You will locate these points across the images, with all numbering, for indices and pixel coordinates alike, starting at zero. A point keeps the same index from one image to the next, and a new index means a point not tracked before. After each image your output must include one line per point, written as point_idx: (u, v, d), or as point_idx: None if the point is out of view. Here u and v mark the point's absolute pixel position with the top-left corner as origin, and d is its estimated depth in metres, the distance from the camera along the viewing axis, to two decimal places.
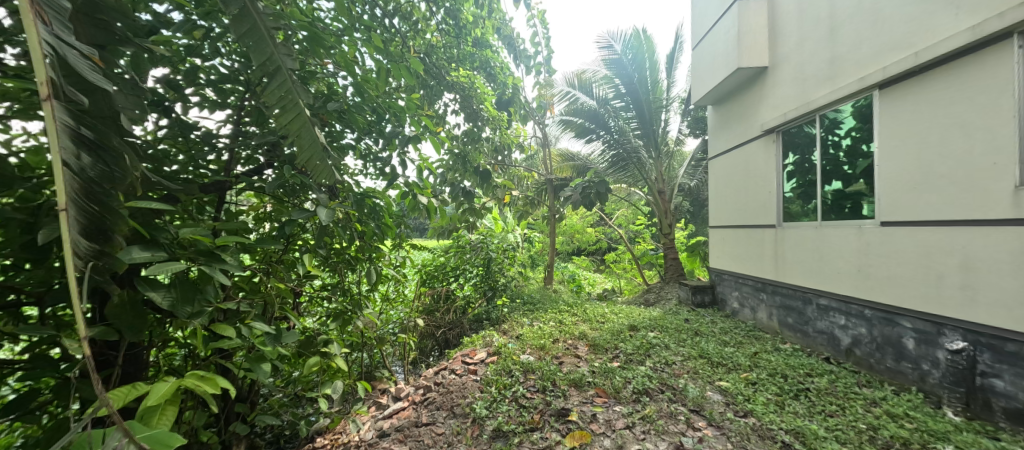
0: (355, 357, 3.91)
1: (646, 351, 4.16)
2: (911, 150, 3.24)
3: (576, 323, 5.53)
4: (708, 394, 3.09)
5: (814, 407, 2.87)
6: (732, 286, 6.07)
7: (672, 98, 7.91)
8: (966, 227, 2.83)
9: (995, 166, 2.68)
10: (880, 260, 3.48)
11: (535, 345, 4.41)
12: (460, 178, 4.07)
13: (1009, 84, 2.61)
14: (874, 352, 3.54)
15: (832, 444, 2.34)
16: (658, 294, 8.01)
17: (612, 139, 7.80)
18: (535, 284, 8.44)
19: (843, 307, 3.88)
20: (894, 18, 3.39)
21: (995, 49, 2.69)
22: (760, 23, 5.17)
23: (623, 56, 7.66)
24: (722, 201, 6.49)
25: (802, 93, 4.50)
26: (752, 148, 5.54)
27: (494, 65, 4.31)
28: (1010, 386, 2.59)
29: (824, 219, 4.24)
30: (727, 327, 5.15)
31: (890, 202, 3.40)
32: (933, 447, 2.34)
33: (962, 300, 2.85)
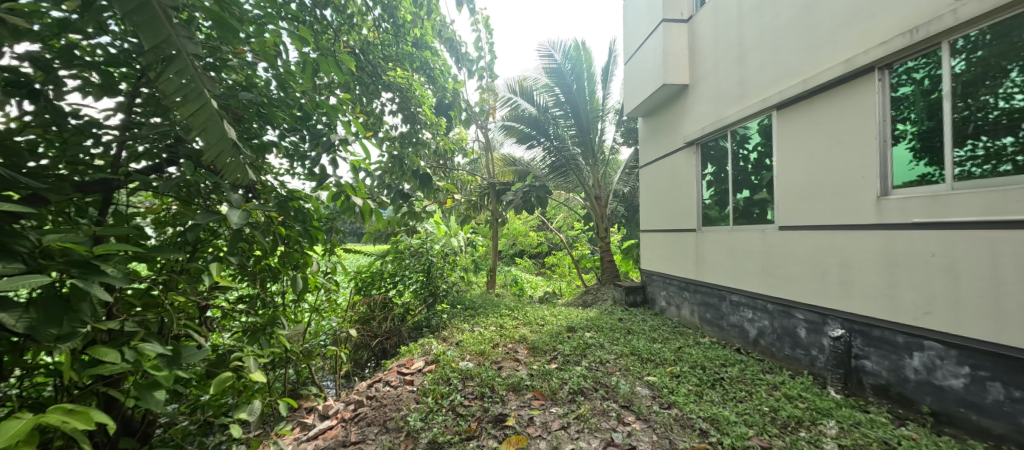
0: (278, 374, 3.58)
1: (582, 352, 4.32)
2: (803, 163, 3.72)
3: (517, 327, 5.59)
4: (637, 389, 3.27)
5: (727, 394, 3.16)
6: (660, 285, 6.52)
7: (607, 110, 8.35)
8: (844, 231, 3.30)
9: (862, 178, 3.15)
10: (780, 260, 3.95)
11: (476, 351, 4.37)
12: (398, 181, 3.93)
13: (872, 110, 3.09)
14: (776, 341, 3.99)
15: (742, 428, 2.58)
16: (595, 295, 8.36)
17: (552, 145, 8.07)
18: (476, 288, 8.38)
19: (751, 302, 4.33)
20: (789, 49, 3.88)
21: (862, 80, 3.18)
22: (683, 45, 5.65)
23: (563, 66, 7.90)
24: (651, 206, 6.95)
25: (717, 110, 4.99)
26: (677, 158, 6.02)
27: (435, 68, 4.22)
28: (876, 366, 3.05)
29: (736, 224, 4.71)
30: (656, 324, 5.52)
31: (787, 208, 3.88)
32: (820, 422, 2.69)
33: (840, 293, 3.32)
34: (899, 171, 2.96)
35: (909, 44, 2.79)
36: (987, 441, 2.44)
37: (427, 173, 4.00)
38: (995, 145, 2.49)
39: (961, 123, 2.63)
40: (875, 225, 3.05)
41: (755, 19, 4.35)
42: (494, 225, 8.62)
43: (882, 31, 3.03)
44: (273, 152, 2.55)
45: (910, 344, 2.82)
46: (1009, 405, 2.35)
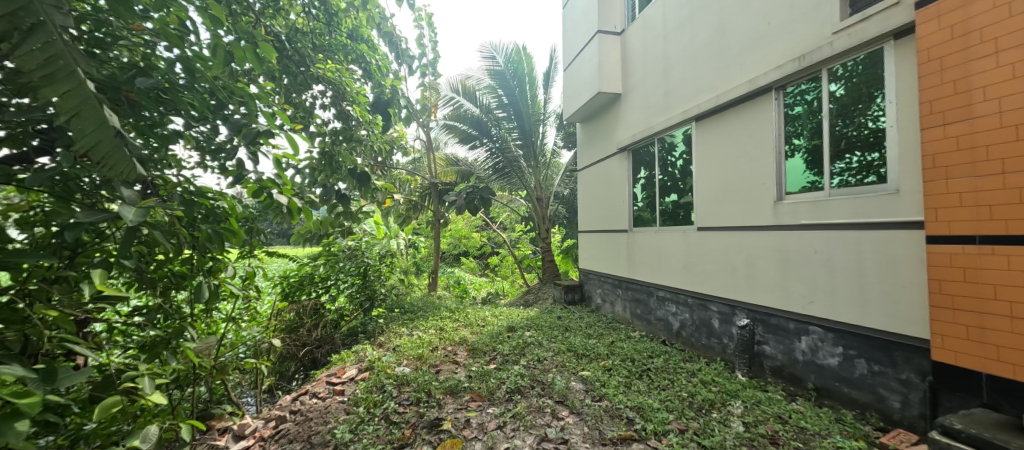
0: (185, 393, 3.19)
1: (521, 351, 4.39)
2: (717, 170, 4.12)
3: (457, 329, 5.53)
4: (572, 385, 3.40)
5: (652, 383, 3.40)
6: (596, 283, 6.84)
7: (548, 114, 8.57)
8: (749, 231, 3.71)
9: (763, 185, 3.57)
10: (699, 258, 4.34)
11: (414, 355, 4.25)
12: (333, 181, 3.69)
13: (771, 125, 3.51)
14: (694, 332, 4.37)
15: (663, 414, 2.78)
16: (537, 295, 8.56)
17: (494, 147, 8.11)
18: (417, 291, 8.17)
19: (675, 297, 4.72)
20: (705, 66, 4.29)
21: (763, 98, 3.60)
22: (616, 56, 5.98)
23: (505, 69, 7.96)
24: (588, 208, 7.27)
25: (646, 119, 5.37)
26: (611, 163, 6.35)
27: (371, 62, 3.95)
28: (773, 350, 3.46)
29: (663, 225, 5.09)
30: (592, 321, 5.77)
31: (705, 211, 4.27)
32: (729, 403, 2.99)
33: (746, 286, 3.74)
34: (795, 179, 3.35)
35: (798, 68, 3.21)
36: (854, 409, 2.86)
37: (366, 172, 3.81)
38: (865, 159, 2.88)
39: (839, 139, 3.05)
40: (773, 226, 3.46)
41: (678, 38, 4.74)
42: (436, 227, 8.46)
43: (778, 56, 3.46)
44: (177, 143, 2.25)
45: (799, 329, 3.25)
46: (870, 378, 2.77)
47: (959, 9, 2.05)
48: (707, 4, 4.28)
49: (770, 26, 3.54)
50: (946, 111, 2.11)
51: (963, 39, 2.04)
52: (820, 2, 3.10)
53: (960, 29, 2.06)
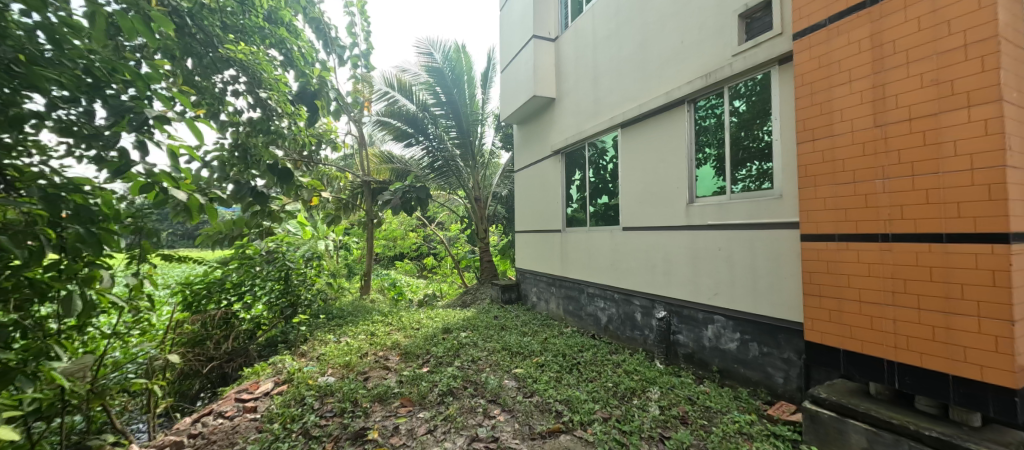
0: (51, 425, 2.69)
1: (456, 352, 4.34)
2: (640, 175, 4.45)
3: (389, 333, 5.33)
4: (505, 383, 3.45)
5: (581, 376, 3.57)
6: (532, 282, 7.01)
7: (486, 114, 8.57)
8: (666, 230, 4.05)
9: (678, 188, 3.93)
10: (624, 256, 4.66)
11: (340, 364, 4.02)
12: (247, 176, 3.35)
13: (684, 134, 3.86)
14: (620, 326, 4.69)
15: (590, 405, 2.92)
16: (474, 295, 8.54)
17: (431, 145, 7.93)
18: (347, 295, 7.72)
19: (603, 293, 5.00)
20: (629, 77, 4.60)
21: (677, 110, 3.95)
22: (550, 62, 6.18)
23: (443, 66, 7.78)
24: (525, 209, 7.42)
25: (578, 124, 5.62)
26: (545, 165, 6.55)
27: (294, 49, 3.62)
28: (685, 338, 3.82)
29: (593, 225, 5.38)
30: (528, 319, 5.90)
31: (629, 212, 4.60)
32: (647, 389, 3.23)
33: (663, 281, 4.08)
34: (707, 184, 3.68)
35: (705, 84, 3.57)
36: (748, 387, 3.25)
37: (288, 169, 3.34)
38: (762, 167, 3.24)
39: (737, 149, 3.43)
40: (686, 226, 3.82)
41: (606, 48, 5.03)
42: (367, 227, 8.06)
43: (689, 72, 3.82)
44: (40, 127, 1.87)
45: (706, 318, 3.62)
46: (761, 358, 3.16)
47: (824, 43, 2.39)
48: (631, 19, 4.59)
49: (683, 45, 3.89)
50: (815, 129, 2.43)
51: (827, 68, 2.36)
52: (723, 27, 3.48)
53: (825, 59, 2.38)
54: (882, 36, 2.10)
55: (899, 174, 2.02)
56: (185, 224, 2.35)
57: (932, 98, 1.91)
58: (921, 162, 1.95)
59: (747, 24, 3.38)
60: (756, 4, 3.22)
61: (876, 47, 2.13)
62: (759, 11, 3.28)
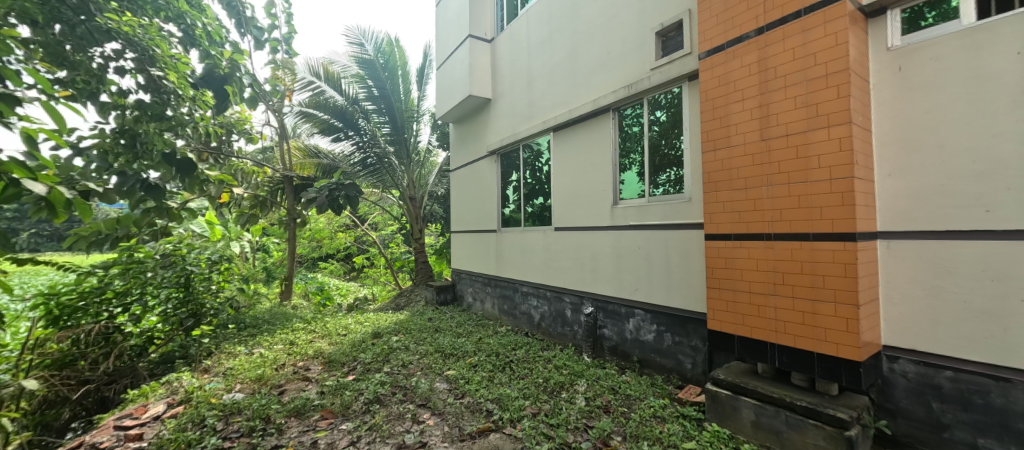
0: None
1: (385, 357, 4.16)
2: (569, 177, 4.66)
3: (312, 342, 4.96)
4: (436, 385, 3.39)
5: (513, 374, 3.63)
6: (467, 283, 6.97)
7: (422, 112, 8.32)
8: (593, 231, 4.28)
9: (604, 191, 4.17)
10: (556, 255, 4.84)
11: (252, 377, 3.65)
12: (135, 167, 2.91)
13: (609, 140, 4.11)
14: (552, 322, 4.85)
15: (520, 402, 2.97)
16: (408, 297, 8.26)
17: (361, 141, 7.51)
18: (263, 302, 7.03)
19: (536, 291, 5.15)
20: (561, 82, 4.78)
21: (604, 117, 4.18)
22: (485, 62, 6.19)
23: (375, 59, 7.36)
24: (460, 209, 7.35)
25: (512, 126, 5.70)
26: (481, 165, 6.56)
27: (197, 25, 3.20)
28: (610, 332, 4.06)
29: (527, 225, 5.50)
30: (463, 320, 5.86)
31: (560, 213, 4.78)
32: (575, 383, 3.38)
33: (591, 278, 4.31)
34: (632, 187, 3.91)
35: (627, 95, 3.83)
36: (663, 374, 3.54)
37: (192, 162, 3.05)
38: (677, 173, 3.53)
39: (654, 155, 3.72)
40: (610, 226, 4.07)
41: (539, 54, 5.17)
42: (288, 227, 7.42)
43: (614, 82, 4.07)
44: None
45: (628, 312, 3.88)
46: (674, 347, 3.46)
47: (723, 64, 2.69)
48: (563, 27, 4.77)
49: (609, 56, 4.14)
50: (716, 140, 2.72)
51: (725, 86, 2.67)
52: (643, 43, 3.76)
53: (723, 79, 2.68)
54: (766, 62, 2.43)
55: (780, 182, 2.35)
56: (46, 222, 1.93)
57: (803, 117, 2.24)
58: (795, 172, 2.28)
59: (663, 41, 3.68)
60: (670, 24, 3.52)
61: (762, 71, 2.45)
62: (674, 30, 3.58)
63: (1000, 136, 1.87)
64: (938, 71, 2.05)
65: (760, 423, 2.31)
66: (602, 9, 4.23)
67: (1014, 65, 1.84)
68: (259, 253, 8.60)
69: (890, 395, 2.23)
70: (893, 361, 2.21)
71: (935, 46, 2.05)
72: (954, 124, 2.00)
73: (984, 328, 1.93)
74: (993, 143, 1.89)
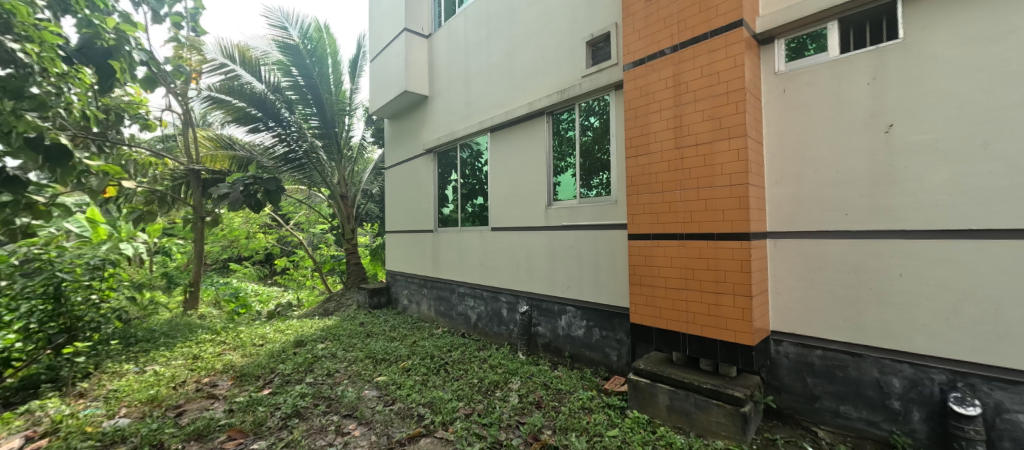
0: None
1: (308, 367, 3.87)
2: (505, 178, 4.71)
3: (222, 355, 4.45)
4: (364, 394, 3.23)
5: (448, 376, 3.57)
6: (402, 285, 6.72)
7: (355, 105, 7.85)
8: (528, 231, 4.38)
9: (538, 192, 4.28)
10: (492, 255, 4.86)
11: (142, 399, 3.19)
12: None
13: (543, 143, 4.22)
14: (488, 322, 4.87)
15: (453, 404, 2.93)
16: (338, 302, 7.75)
17: (285, 133, 6.86)
18: (162, 313, 6.16)
19: (473, 291, 5.13)
20: (498, 84, 4.81)
21: (538, 120, 4.29)
22: (422, 58, 6.03)
23: (301, 45, 6.76)
24: (395, 208, 7.08)
25: (450, 125, 5.62)
26: (417, 163, 6.38)
27: None
28: (544, 329, 4.18)
29: (464, 225, 5.45)
30: (397, 324, 5.64)
31: (497, 214, 4.81)
32: (509, 380, 3.42)
33: (526, 277, 4.39)
34: (565, 189, 4.04)
35: (560, 99, 3.96)
36: (592, 367, 3.72)
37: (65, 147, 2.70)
38: (605, 176, 3.72)
39: (584, 159, 3.90)
40: (544, 227, 4.19)
41: (477, 54, 5.16)
42: (194, 226, 6.59)
43: (548, 87, 4.19)
44: None
45: (560, 309, 4.02)
46: (601, 340, 3.66)
47: (644, 76, 2.89)
48: (500, 30, 4.81)
49: (544, 61, 4.25)
50: (637, 146, 2.93)
51: (646, 97, 2.87)
52: (575, 51, 3.92)
53: (644, 90, 2.89)
54: (680, 77, 2.66)
55: (690, 187, 2.59)
56: None
57: (709, 129, 2.50)
58: (703, 178, 2.52)
59: (593, 51, 3.87)
60: (599, 34, 3.71)
61: (677, 85, 2.68)
62: (602, 41, 3.78)
63: (856, 152, 2.25)
64: (812, 95, 2.40)
65: (674, 406, 2.53)
66: (538, 15, 4.33)
67: (865, 94, 2.22)
68: (156, 257, 7.50)
69: (776, 373, 2.56)
70: (779, 344, 2.55)
71: (810, 73, 2.41)
72: (823, 141, 2.36)
73: (845, 313, 2.30)
74: (850, 158, 2.27)
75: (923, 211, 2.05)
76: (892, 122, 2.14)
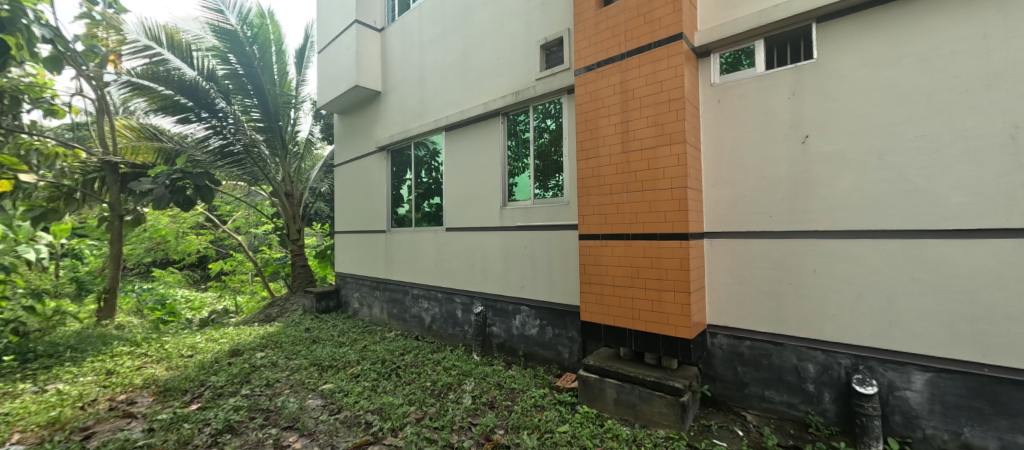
0: None
1: (245, 378, 3.60)
2: (460, 178, 4.67)
3: (143, 368, 4.02)
4: (307, 403, 3.06)
5: (400, 381, 3.47)
6: (353, 287, 6.44)
7: (302, 98, 7.41)
8: (483, 231, 4.37)
9: (493, 193, 4.28)
10: (447, 255, 4.80)
11: (39, 422, 2.79)
12: None
13: (498, 144, 4.24)
14: (443, 324, 4.80)
15: (403, 409, 2.86)
16: (281, 307, 7.28)
17: (220, 125, 6.33)
18: (68, 324, 5.45)
19: (427, 293, 5.03)
20: (453, 83, 4.76)
21: (493, 120, 4.30)
22: (374, 52, 5.82)
23: (240, 31, 6.20)
24: (345, 207, 6.78)
25: (403, 122, 5.47)
26: (369, 161, 6.15)
27: None
28: (499, 329, 4.19)
29: (418, 225, 5.33)
30: (346, 328, 5.40)
31: (452, 214, 4.76)
32: (463, 382, 3.39)
33: (481, 278, 4.38)
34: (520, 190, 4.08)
35: (514, 101, 3.99)
36: (545, 365, 3.79)
37: None
38: (557, 178, 3.80)
39: (538, 161, 3.96)
40: (499, 227, 4.20)
41: (432, 51, 5.07)
42: (109, 225, 5.90)
43: (504, 88, 4.20)
44: None
45: (515, 309, 4.05)
46: (554, 338, 3.73)
47: (594, 82, 2.99)
48: (456, 28, 4.76)
49: (499, 62, 4.26)
50: (587, 149, 3.02)
51: (596, 102, 2.97)
52: (530, 53, 3.97)
53: (594, 95, 2.99)
54: (627, 85, 2.78)
55: (636, 189, 2.71)
56: None
57: (653, 135, 2.63)
58: (647, 181, 2.65)
59: (547, 54, 3.94)
60: (552, 39, 3.78)
61: (624, 92, 2.80)
62: (556, 46, 3.86)
63: (779, 159, 2.47)
64: (743, 106, 2.61)
65: (620, 400, 2.64)
66: (494, 15, 4.33)
67: (787, 107, 2.45)
68: (64, 261, 6.81)
69: (712, 364, 2.75)
70: (714, 336, 2.74)
71: (741, 86, 2.62)
72: (751, 149, 2.57)
73: (770, 306, 2.52)
74: (774, 165, 2.49)
75: (833, 213, 2.29)
76: (808, 133, 2.38)
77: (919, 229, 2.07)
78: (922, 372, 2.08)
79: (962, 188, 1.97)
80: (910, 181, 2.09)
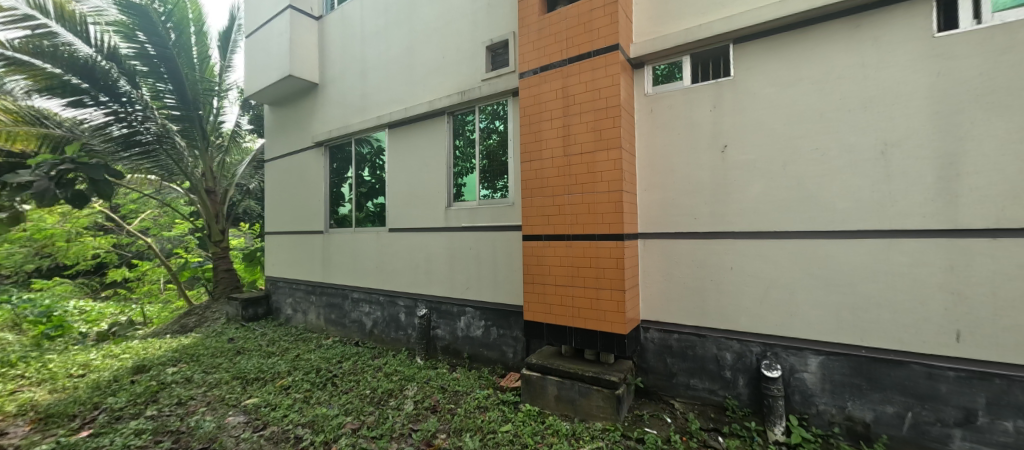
0: None
1: (153, 397, 3.21)
2: (403, 177, 4.53)
3: (18, 392, 3.43)
4: (227, 421, 2.78)
5: (337, 390, 3.27)
6: (285, 292, 5.98)
7: (226, 86, 6.75)
8: (427, 232, 4.28)
9: (438, 193, 4.21)
10: (389, 257, 4.63)
11: None
12: None
13: (443, 143, 4.17)
14: (385, 328, 4.62)
15: (338, 420, 2.71)
16: (200, 316, 6.58)
17: (122, 111, 5.52)
18: None
19: (368, 297, 4.82)
20: (397, 79, 4.61)
21: (438, 119, 4.22)
22: (310, 41, 5.46)
23: (150, 5, 5.40)
24: (277, 206, 6.29)
25: (343, 117, 5.20)
26: (304, 157, 5.76)
27: None
28: (443, 331, 4.12)
29: (358, 226, 5.09)
30: (277, 336, 5.00)
31: (394, 214, 4.60)
32: (405, 388, 3.29)
33: (426, 280, 4.28)
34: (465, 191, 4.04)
35: (460, 100, 3.96)
36: (489, 365, 3.79)
37: None
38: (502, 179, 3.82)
39: (483, 162, 3.95)
40: (443, 228, 4.13)
41: (374, 44, 4.87)
42: None
43: (450, 87, 4.15)
44: None
45: (459, 311, 4.01)
46: (499, 339, 3.75)
47: (538, 86, 3.05)
48: (400, 22, 4.61)
49: (445, 60, 4.20)
50: (531, 151, 3.08)
51: (540, 105, 3.03)
52: (476, 54, 3.96)
53: (538, 99, 3.05)
54: (569, 90, 2.87)
55: (576, 191, 2.81)
56: None
57: (592, 139, 2.74)
58: (587, 184, 2.76)
59: (493, 56, 3.95)
60: (498, 41, 3.80)
61: (566, 97, 2.89)
62: (501, 48, 3.89)
63: (703, 166, 2.69)
64: (672, 116, 2.81)
65: (561, 396, 2.71)
66: (440, 13, 4.26)
67: (709, 118, 2.68)
68: None
69: (645, 357, 2.93)
70: (646, 331, 2.92)
71: (670, 97, 2.82)
72: (679, 156, 2.77)
73: (694, 301, 2.73)
74: (698, 171, 2.71)
75: (747, 216, 2.55)
76: (727, 143, 2.62)
77: (814, 230, 2.36)
78: (816, 356, 2.38)
79: (848, 195, 2.27)
80: (807, 188, 2.38)
